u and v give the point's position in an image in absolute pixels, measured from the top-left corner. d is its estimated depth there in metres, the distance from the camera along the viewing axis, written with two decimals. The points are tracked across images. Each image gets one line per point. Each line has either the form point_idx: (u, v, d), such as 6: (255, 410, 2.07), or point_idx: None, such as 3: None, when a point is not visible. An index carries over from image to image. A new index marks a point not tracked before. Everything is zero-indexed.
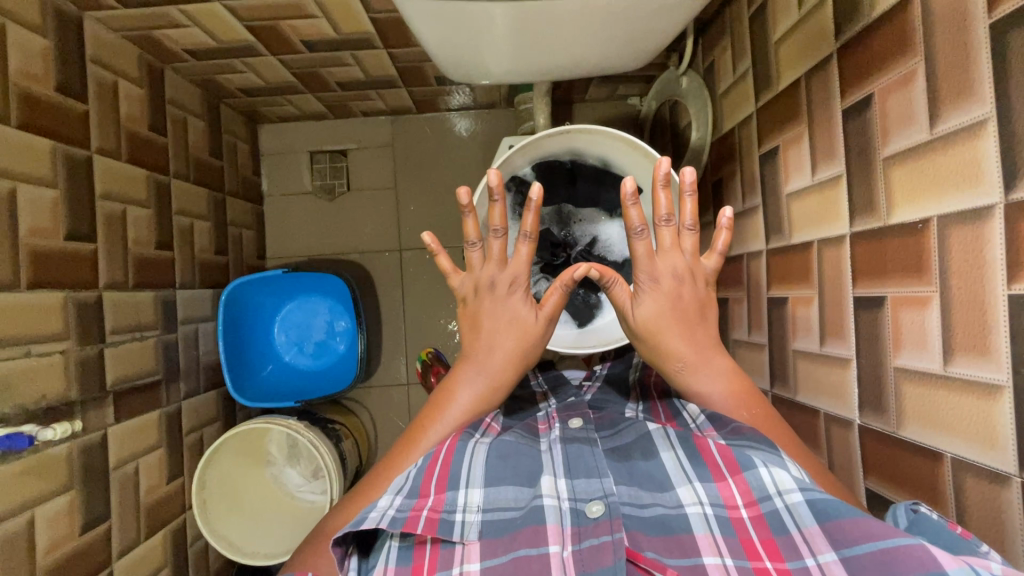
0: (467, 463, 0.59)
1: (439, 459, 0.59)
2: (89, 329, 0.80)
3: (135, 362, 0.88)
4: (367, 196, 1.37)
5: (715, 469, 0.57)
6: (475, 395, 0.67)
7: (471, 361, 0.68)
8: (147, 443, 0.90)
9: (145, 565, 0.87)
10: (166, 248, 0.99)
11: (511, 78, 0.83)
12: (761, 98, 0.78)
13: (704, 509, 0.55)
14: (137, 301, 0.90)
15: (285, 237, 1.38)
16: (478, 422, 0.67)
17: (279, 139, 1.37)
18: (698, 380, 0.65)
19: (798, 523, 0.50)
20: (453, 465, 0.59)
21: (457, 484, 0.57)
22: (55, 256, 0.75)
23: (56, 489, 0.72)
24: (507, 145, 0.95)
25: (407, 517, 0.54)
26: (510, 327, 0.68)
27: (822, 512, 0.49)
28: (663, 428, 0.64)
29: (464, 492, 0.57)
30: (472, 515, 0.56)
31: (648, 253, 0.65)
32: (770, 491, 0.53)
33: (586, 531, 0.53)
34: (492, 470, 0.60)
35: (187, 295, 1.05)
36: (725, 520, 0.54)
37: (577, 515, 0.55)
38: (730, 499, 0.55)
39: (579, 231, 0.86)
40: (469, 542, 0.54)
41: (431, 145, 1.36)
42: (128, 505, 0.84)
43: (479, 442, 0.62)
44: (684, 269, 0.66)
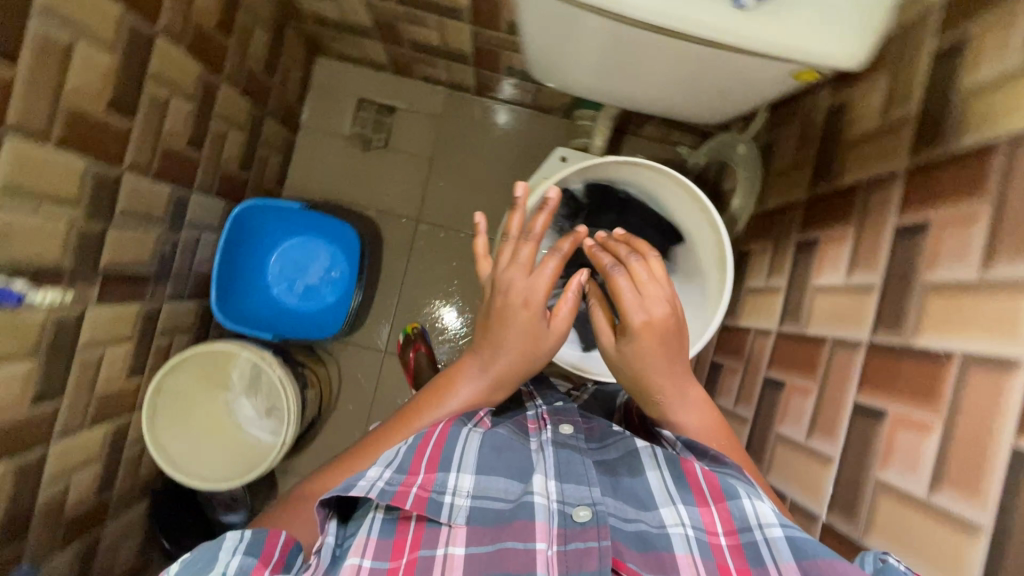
0: (460, 449, 0.60)
1: (432, 441, 0.60)
2: (101, 204, 0.77)
3: (132, 251, 0.86)
4: (402, 158, 1.36)
5: (700, 496, 0.59)
6: (477, 397, 0.68)
7: (479, 363, 0.68)
8: (119, 334, 0.87)
9: (81, 453, 0.84)
10: (195, 148, 0.96)
11: (584, 93, 0.84)
12: (815, 189, 0.80)
13: (685, 530, 0.56)
14: (154, 192, 0.88)
15: (307, 173, 1.35)
16: (472, 413, 0.66)
17: (333, 76, 1.35)
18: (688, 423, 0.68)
19: (774, 558, 0.53)
20: (447, 449, 0.60)
21: (449, 467, 0.59)
22: (89, 122, 0.72)
23: (20, 354, 0.69)
24: (559, 156, 0.96)
25: (397, 491, 0.55)
26: (523, 337, 0.68)
27: (800, 548, 0.52)
28: (651, 446, 0.64)
29: (455, 476, 0.58)
30: (462, 499, 0.57)
31: (630, 283, 0.66)
32: (751, 523, 0.55)
33: (571, 534, 0.55)
34: (485, 460, 0.61)
35: (201, 201, 1.02)
36: (705, 544, 0.56)
37: (564, 518, 0.56)
38: (710, 526, 0.57)
39: None
40: (456, 526, 0.56)
41: (478, 129, 1.36)
42: (83, 390, 0.81)
43: (472, 433, 0.63)
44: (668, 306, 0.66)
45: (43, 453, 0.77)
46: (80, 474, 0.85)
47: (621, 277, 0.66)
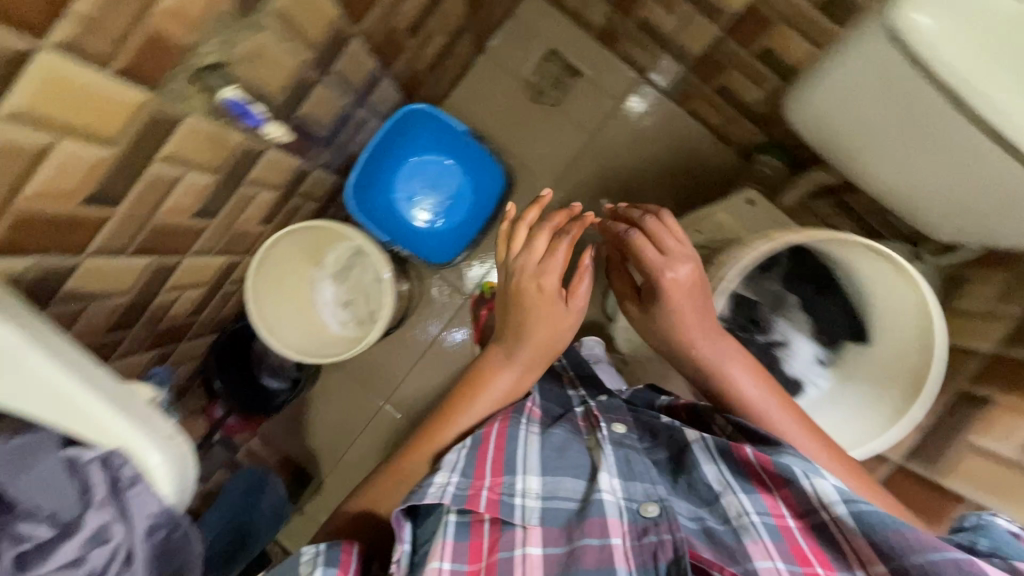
0: (522, 454, 0.66)
1: (492, 446, 0.66)
2: (328, 56, 0.75)
3: (323, 111, 0.84)
4: (565, 123, 1.32)
5: (759, 481, 0.61)
6: (517, 384, 0.80)
7: (513, 359, 0.80)
8: (274, 182, 0.86)
9: (197, 275, 0.85)
10: (411, 35, 0.93)
11: (847, 167, 0.84)
12: (1008, 350, 0.75)
13: (752, 517, 0.58)
14: (364, 63, 0.85)
15: (471, 98, 1.33)
16: (521, 411, 0.74)
17: (537, 14, 1.30)
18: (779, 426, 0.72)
19: (843, 531, 0.56)
20: (510, 455, 0.65)
21: (514, 471, 0.63)
22: None
23: (208, 167, 0.68)
24: (745, 198, 0.94)
25: (468, 495, 0.60)
26: (552, 320, 0.80)
27: (868, 524, 0.54)
28: (701, 438, 0.66)
29: (521, 480, 0.63)
30: (533, 501, 0.61)
31: (652, 245, 0.76)
32: (815, 504, 0.58)
33: (642, 528, 0.60)
34: (547, 461, 0.65)
35: (389, 89, 1.01)
36: (774, 527, 0.57)
37: (633, 515, 0.60)
38: (774, 508, 0.59)
39: (781, 325, 0.90)
40: (529, 526, 0.60)
41: (652, 128, 1.31)
42: (227, 220, 0.82)
43: (529, 436, 0.69)
44: (697, 287, 0.76)
45: (177, 264, 0.78)
46: (187, 293, 0.87)
47: (641, 240, 0.77)
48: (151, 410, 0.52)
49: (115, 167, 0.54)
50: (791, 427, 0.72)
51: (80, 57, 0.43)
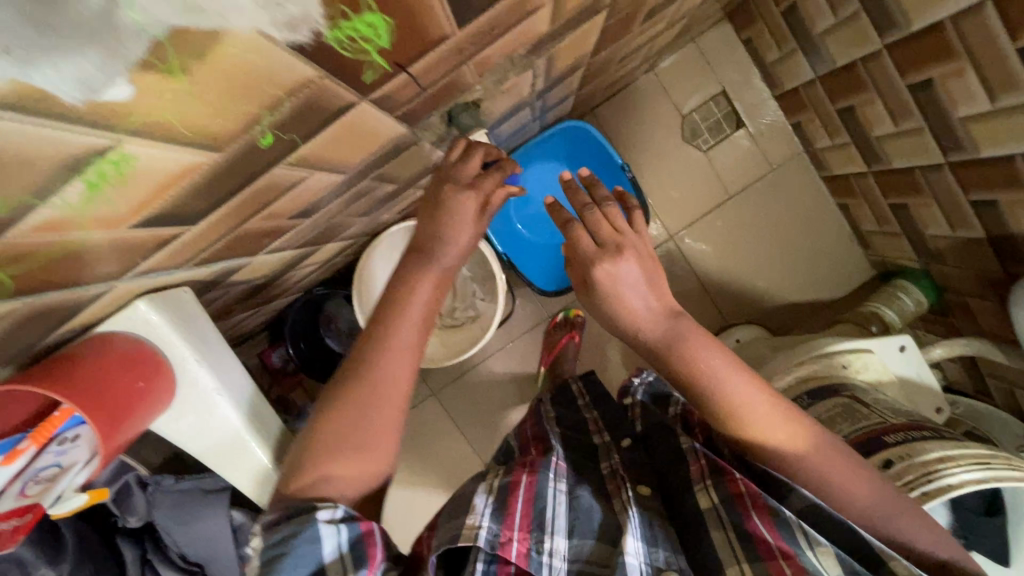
0: (551, 508, 0.57)
1: (521, 497, 0.57)
2: (552, 87, 0.67)
3: (509, 129, 0.76)
4: (707, 173, 1.23)
5: (765, 547, 0.51)
6: (436, 295, 0.53)
7: (439, 274, 0.53)
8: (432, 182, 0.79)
9: (324, 255, 0.79)
10: (619, 64, 0.83)
11: None
12: None
13: None
14: (570, 88, 0.76)
15: (621, 116, 1.23)
16: (549, 460, 0.63)
17: (720, 51, 1.20)
18: (756, 405, 0.55)
19: None
20: (539, 509, 0.57)
21: (543, 529, 0.55)
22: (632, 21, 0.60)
23: (400, 178, 0.61)
24: (899, 342, 0.88)
25: (499, 542, 0.53)
26: (461, 237, 0.53)
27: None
28: (709, 499, 0.57)
29: (548, 536, 0.55)
30: (559, 561, 0.54)
31: (589, 237, 0.59)
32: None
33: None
34: (574, 521, 0.57)
35: (566, 105, 0.92)
36: None
37: None
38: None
39: None
40: None
41: (792, 208, 1.24)
42: (378, 214, 0.75)
43: (559, 491, 0.59)
44: (642, 281, 0.57)
45: (318, 250, 0.72)
46: (308, 268, 0.81)
47: (578, 233, 0.59)
48: (264, 406, 0.51)
49: (336, 189, 0.48)
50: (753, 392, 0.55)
51: (385, 108, 0.36)
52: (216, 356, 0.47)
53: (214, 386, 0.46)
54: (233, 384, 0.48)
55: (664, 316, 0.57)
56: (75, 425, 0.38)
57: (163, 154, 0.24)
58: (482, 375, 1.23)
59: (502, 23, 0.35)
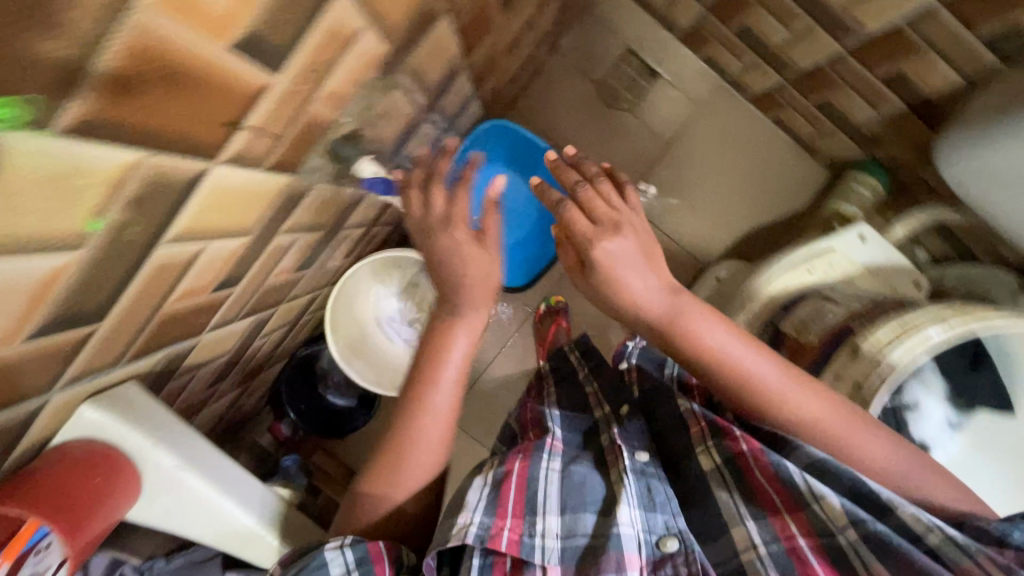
0: (543, 491, 0.63)
1: (513, 485, 0.62)
2: (439, 97, 0.69)
3: (419, 146, 0.78)
4: (640, 130, 1.24)
5: (770, 505, 0.58)
6: None
7: (462, 308, 0.63)
8: (365, 218, 0.81)
9: (284, 317, 0.81)
10: (507, 55, 0.85)
11: None
12: None
13: (764, 550, 0.55)
14: (465, 92, 0.79)
15: (541, 102, 1.25)
16: (544, 441, 0.68)
17: (614, 12, 1.21)
18: (761, 374, 0.60)
19: (864, 562, 0.52)
20: (530, 492, 0.62)
21: (534, 511, 0.61)
22: (488, 13, 0.62)
23: (321, 223, 0.63)
24: (857, 233, 0.88)
25: (490, 535, 0.58)
26: (467, 266, 0.61)
27: (884, 548, 0.51)
28: (712, 462, 0.63)
29: (542, 518, 0.60)
30: (552, 540, 0.59)
31: (582, 216, 0.61)
32: (829, 529, 0.54)
33: (660, 563, 0.57)
34: (564, 496, 0.62)
35: (475, 108, 0.94)
36: (787, 557, 0.54)
37: (651, 548, 0.58)
38: (783, 531, 0.56)
39: (908, 394, 0.71)
40: (550, 566, 0.58)
41: (732, 136, 1.23)
42: (321, 264, 0.77)
43: (552, 469, 0.65)
44: (640, 258, 0.60)
45: (271, 314, 0.74)
46: (274, 334, 0.83)
47: (573, 213, 0.61)
48: (246, 478, 0.57)
49: (248, 253, 0.50)
50: (756, 359, 0.60)
51: (244, 166, 0.38)
52: (177, 441, 0.51)
53: (174, 461, 0.51)
54: (225, 480, 0.55)
55: (666, 294, 0.62)
56: (42, 537, 0.41)
57: (12, 266, 0.27)
58: (483, 387, 1.25)
59: (324, 58, 0.37)
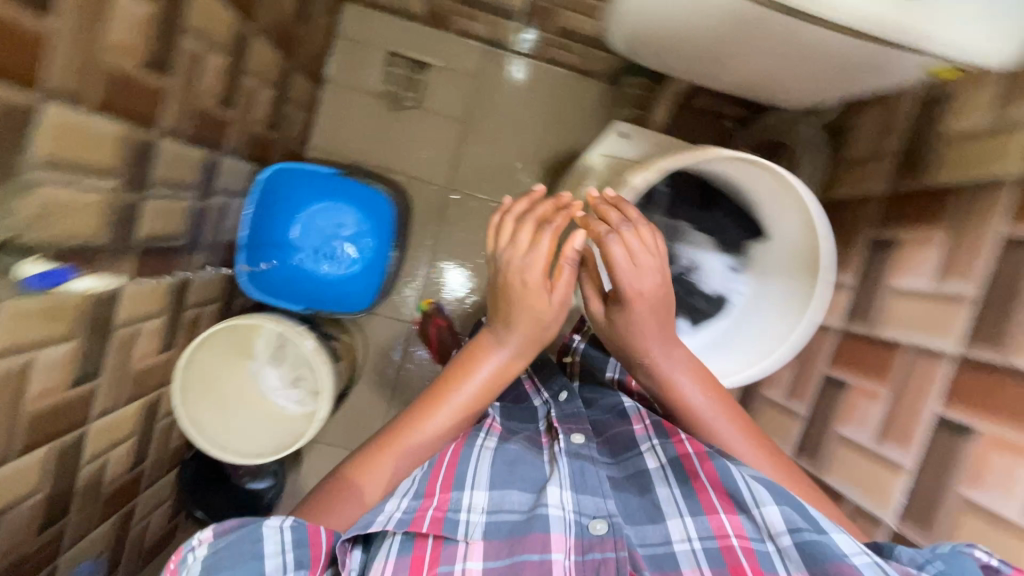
0: (472, 469, 0.64)
1: (445, 463, 0.64)
2: (140, 173, 0.70)
3: (166, 222, 0.80)
4: (433, 119, 1.27)
5: (710, 504, 0.61)
6: None
7: (491, 339, 0.71)
8: (151, 309, 0.82)
9: (115, 433, 0.81)
10: (228, 107, 0.87)
11: (679, 70, 0.81)
12: (898, 185, 0.76)
13: (692, 544, 0.59)
14: (188, 157, 0.80)
15: (332, 131, 1.26)
16: (482, 421, 0.71)
17: (360, 23, 1.24)
18: (692, 400, 0.70)
19: (785, 566, 0.56)
20: (461, 469, 0.63)
21: (462, 486, 0.62)
22: (131, 82, 0.64)
23: (61, 335, 0.64)
24: (620, 129, 0.90)
25: (413, 517, 0.57)
26: (536, 301, 0.68)
27: (812, 555, 0.54)
28: (661, 466, 0.66)
29: (469, 494, 0.61)
30: (477, 515, 0.60)
31: (622, 247, 0.68)
32: (758, 536, 0.59)
33: (589, 544, 0.59)
34: (498, 475, 0.64)
35: (233, 165, 0.95)
36: (713, 552, 0.58)
37: (581, 528, 0.60)
38: (720, 530, 0.59)
39: (681, 252, 0.86)
40: (472, 541, 0.58)
41: (516, 90, 1.28)
42: (119, 369, 0.78)
43: (485, 448, 0.67)
44: (653, 268, 0.69)
45: (83, 433, 0.74)
46: (115, 453, 0.83)
47: (615, 245, 0.67)
48: None
49: None
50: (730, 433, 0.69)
51: None
52: None
53: None
54: None
55: (666, 291, 0.70)
56: None
57: None
58: None
59: None
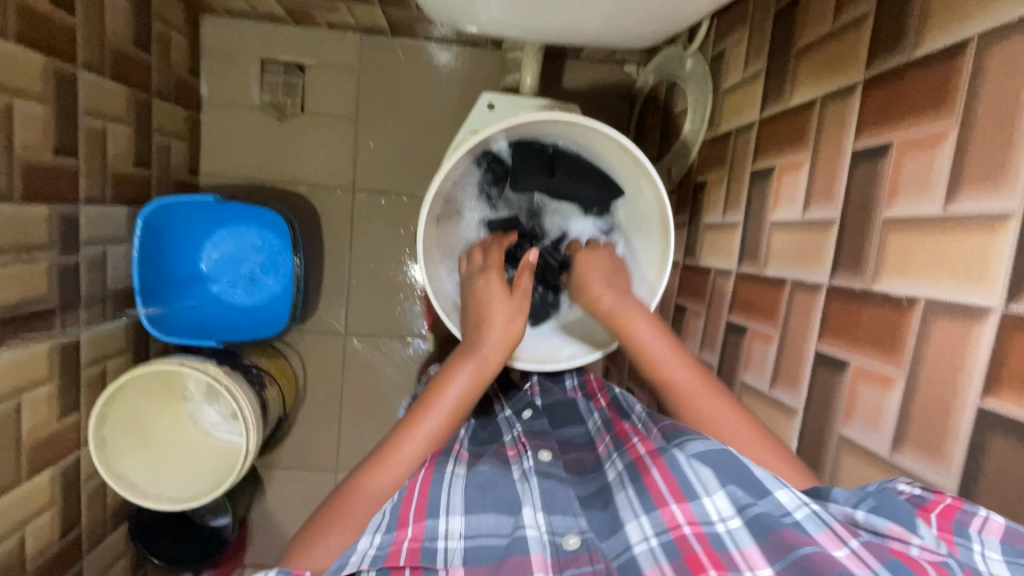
0: (446, 494, 0.53)
1: (416, 490, 0.53)
2: None
3: (20, 288, 0.77)
4: (322, 121, 1.22)
5: (658, 496, 0.50)
6: None
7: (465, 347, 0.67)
8: (32, 378, 0.80)
9: (25, 507, 0.80)
10: (67, 155, 0.83)
11: (509, 34, 0.74)
12: (766, 109, 0.71)
13: (649, 544, 0.47)
14: (25, 217, 0.76)
15: (222, 154, 1.21)
16: (450, 447, 0.61)
17: (223, 36, 1.18)
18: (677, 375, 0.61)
19: (738, 544, 0.44)
20: (435, 490, 0.53)
21: (437, 511, 0.51)
22: None
23: None
24: (485, 102, 0.85)
25: (389, 552, 0.48)
26: (500, 299, 0.68)
27: (766, 527, 0.43)
28: (619, 472, 0.56)
29: (445, 519, 0.51)
30: (456, 540, 0.50)
31: None
32: (710, 518, 0.46)
33: (566, 562, 0.49)
34: (473, 500, 0.54)
35: (97, 213, 0.91)
36: (670, 544, 0.46)
37: (556, 547, 0.50)
38: (670, 520, 0.47)
39: (548, 224, 0.84)
40: (453, 568, 0.48)
41: (401, 74, 1.22)
42: (5, 446, 0.76)
43: (456, 475, 0.56)
44: None
45: None
46: (32, 526, 0.82)
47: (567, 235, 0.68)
48: None
49: None
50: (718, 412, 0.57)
51: None
52: None
53: None
54: None
55: None
56: None
57: None
58: None
59: None
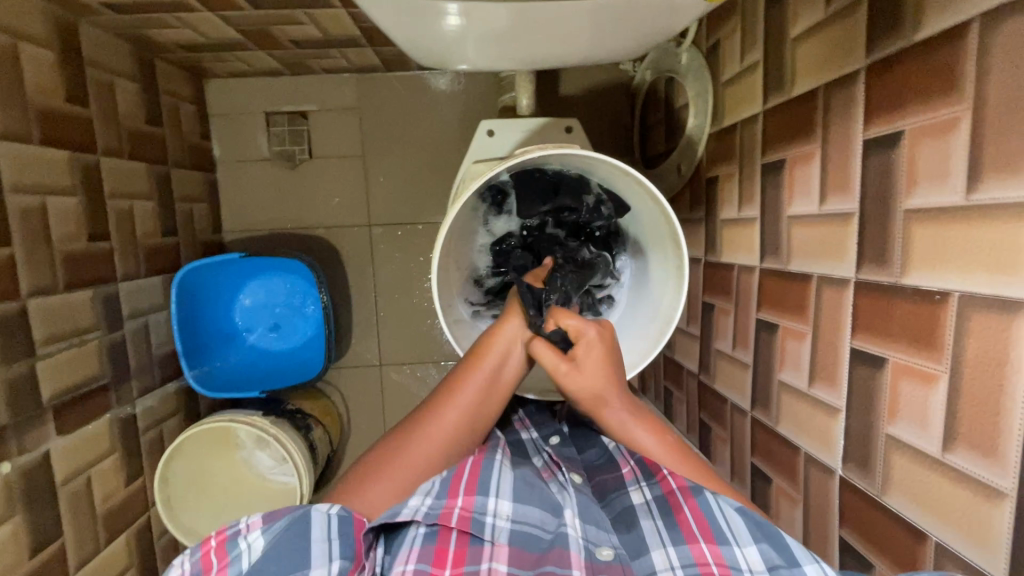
0: (494, 479, 0.61)
1: (466, 469, 0.60)
2: (15, 344, 0.72)
3: (76, 371, 0.82)
4: (331, 164, 1.25)
5: (690, 532, 0.57)
6: None
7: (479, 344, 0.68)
8: (98, 452, 0.85)
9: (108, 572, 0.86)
10: (101, 240, 0.88)
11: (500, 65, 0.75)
12: (769, 100, 0.69)
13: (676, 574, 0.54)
14: (72, 304, 0.81)
15: (242, 208, 1.25)
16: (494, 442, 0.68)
17: (228, 97, 1.22)
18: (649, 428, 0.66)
19: None
20: (484, 477, 0.60)
21: (487, 491, 0.59)
22: None
23: None
24: (485, 129, 0.86)
25: (441, 513, 0.55)
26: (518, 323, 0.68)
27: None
28: (647, 500, 0.62)
29: (494, 500, 0.59)
30: (502, 522, 0.57)
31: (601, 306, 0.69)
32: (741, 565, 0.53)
33: (597, 567, 0.54)
34: (516, 492, 0.61)
35: (134, 287, 0.96)
36: None
37: (589, 552, 0.56)
38: (701, 557, 0.54)
39: None
40: (497, 546, 0.55)
41: (400, 107, 1.24)
42: (83, 519, 0.81)
43: (503, 465, 0.64)
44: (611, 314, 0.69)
45: None
46: None
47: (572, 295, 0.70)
48: None
49: None
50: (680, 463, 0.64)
51: None
52: None
53: None
54: None
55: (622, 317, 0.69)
56: None
57: None
58: None
59: None
